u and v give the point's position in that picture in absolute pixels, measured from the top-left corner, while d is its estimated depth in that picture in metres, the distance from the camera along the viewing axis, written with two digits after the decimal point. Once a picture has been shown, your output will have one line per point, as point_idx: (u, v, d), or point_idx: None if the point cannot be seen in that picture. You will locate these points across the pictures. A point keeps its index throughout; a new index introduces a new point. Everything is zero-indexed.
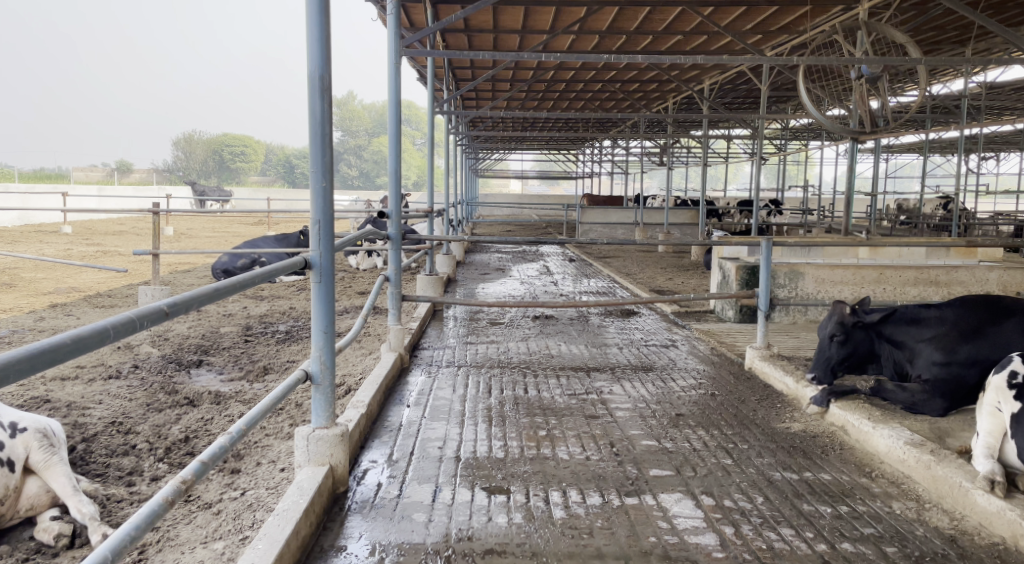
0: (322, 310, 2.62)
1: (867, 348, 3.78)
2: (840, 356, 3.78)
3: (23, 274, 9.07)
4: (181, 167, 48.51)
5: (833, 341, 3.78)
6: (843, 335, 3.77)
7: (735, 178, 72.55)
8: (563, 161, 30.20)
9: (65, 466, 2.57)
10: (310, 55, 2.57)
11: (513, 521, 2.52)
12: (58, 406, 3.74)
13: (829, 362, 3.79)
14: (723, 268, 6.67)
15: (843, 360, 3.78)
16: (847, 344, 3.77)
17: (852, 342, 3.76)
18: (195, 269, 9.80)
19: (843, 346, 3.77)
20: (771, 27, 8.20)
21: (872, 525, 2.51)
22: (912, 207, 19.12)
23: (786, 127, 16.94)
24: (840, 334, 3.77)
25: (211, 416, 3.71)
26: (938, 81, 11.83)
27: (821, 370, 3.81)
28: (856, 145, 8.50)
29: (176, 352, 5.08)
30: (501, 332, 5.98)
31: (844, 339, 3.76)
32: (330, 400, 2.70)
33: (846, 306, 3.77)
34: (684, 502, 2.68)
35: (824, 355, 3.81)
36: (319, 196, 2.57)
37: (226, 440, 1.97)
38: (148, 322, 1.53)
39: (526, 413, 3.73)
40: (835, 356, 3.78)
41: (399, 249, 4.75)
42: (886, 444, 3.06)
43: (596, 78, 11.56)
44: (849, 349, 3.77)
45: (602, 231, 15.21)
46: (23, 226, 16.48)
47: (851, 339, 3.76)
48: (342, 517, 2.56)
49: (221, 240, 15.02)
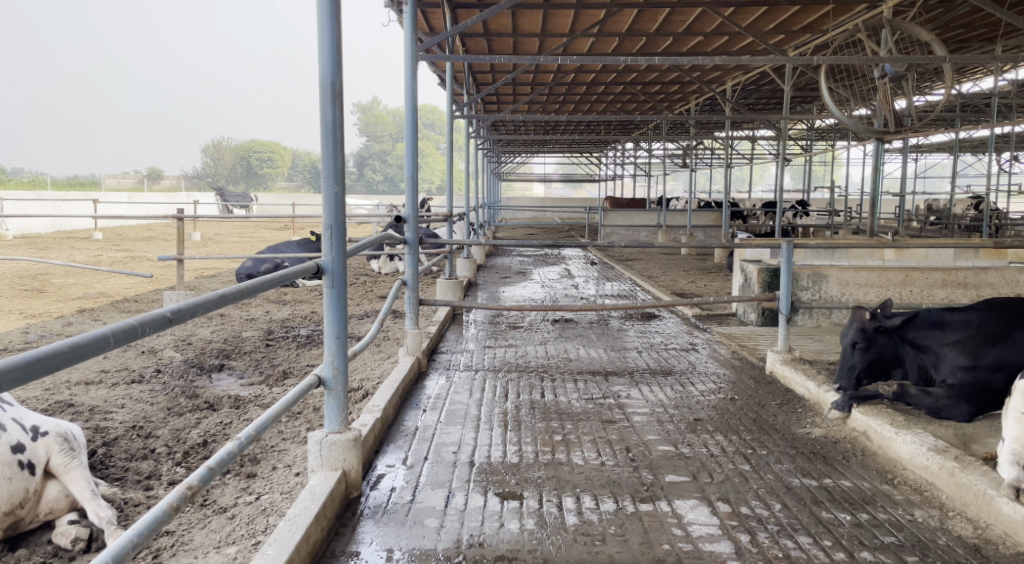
0: (335, 314, 2.63)
1: (892, 354, 3.67)
2: (864, 363, 3.66)
3: (54, 280, 9.24)
4: (209, 174, 49.17)
5: (855, 349, 3.67)
6: (865, 341, 3.66)
7: (760, 179, 71.86)
8: (587, 164, 30.15)
9: (84, 470, 2.61)
10: (322, 61, 2.58)
11: (525, 528, 2.50)
12: (81, 410, 3.79)
13: (854, 372, 3.66)
14: (745, 271, 6.59)
15: (868, 368, 3.66)
16: (871, 351, 3.66)
17: (876, 349, 3.66)
18: (220, 274, 9.92)
19: (867, 354, 3.66)
20: (794, 27, 8.10)
21: (893, 533, 2.45)
22: (942, 207, 18.77)
23: (812, 127, 16.73)
24: (862, 341, 3.66)
25: (230, 420, 3.73)
26: (967, 79, 11.61)
27: (846, 380, 3.68)
28: (881, 144, 8.36)
29: (199, 357, 5.13)
30: (520, 336, 5.96)
31: (866, 346, 3.65)
32: (343, 405, 2.71)
33: (866, 311, 3.68)
34: (700, 509, 2.64)
35: (848, 364, 3.69)
36: (331, 201, 2.58)
37: (234, 445, 1.97)
38: (152, 328, 1.54)
39: (542, 418, 3.71)
40: (860, 364, 3.66)
41: (416, 253, 4.75)
42: (909, 450, 2.99)
43: (617, 80, 11.51)
44: (874, 356, 3.66)
45: (625, 233, 15.15)
46: (55, 232, 16.81)
47: (874, 345, 3.66)
48: (354, 522, 2.56)
49: (246, 245, 15.19)
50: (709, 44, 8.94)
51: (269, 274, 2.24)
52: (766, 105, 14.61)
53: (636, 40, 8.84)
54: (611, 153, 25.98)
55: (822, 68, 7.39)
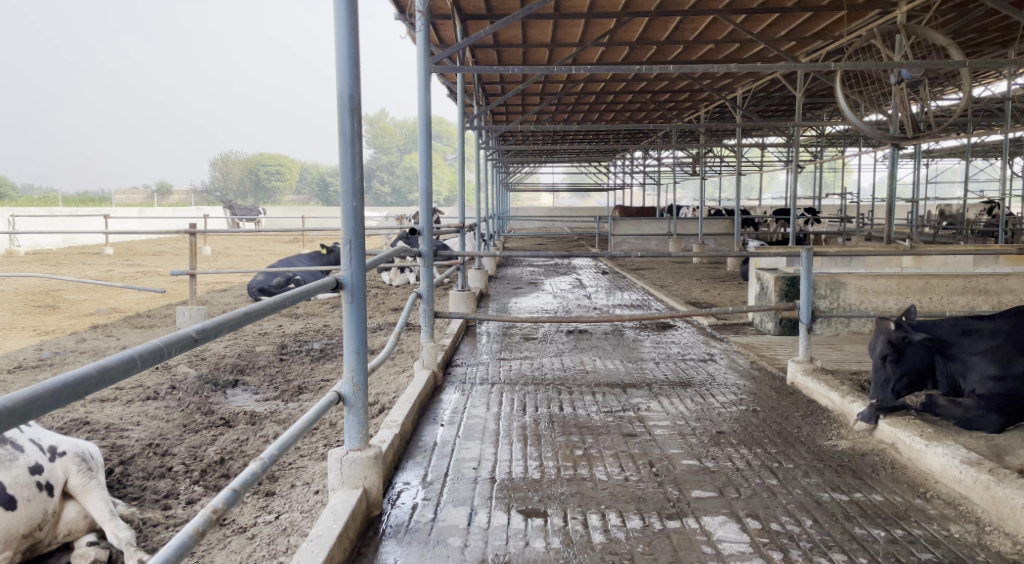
0: (355, 329, 2.59)
1: (924, 363, 3.59)
2: (899, 375, 3.57)
3: (67, 296, 9.25)
4: (219, 189, 49.44)
5: (886, 361, 3.59)
6: (895, 352, 3.59)
7: (769, 186, 71.77)
8: (595, 174, 30.14)
9: (103, 490, 2.58)
10: (339, 75, 2.55)
11: (551, 546, 2.45)
12: (97, 428, 3.77)
13: (889, 385, 3.56)
14: (761, 279, 6.52)
15: (903, 380, 3.57)
16: (902, 362, 3.58)
17: (908, 359, 3.58)
18: (231, 288, 9.91)
19: (899, 365, 3.58)
20: (805, 34, 8.07)
21: (929, 549, 2.38)
22: (955, 213, 18.61)
23: (823, 134, 16.66)
24: (892, 352, 3.58)
25: (246, 436, 3.70)
26: (979, 83, 11.57)
27: (883, 393, 3.57)
28: (897, 150, 8.27)
29: (213, 372, 5.11)
30: (535, 348, 5.91)
31: (897, 357, 3.57)
32: (363, 421, 2.66)
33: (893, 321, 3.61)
34: (729, 525, 2.58)
35: (881, 377, 3.59)
36: (350, 215, 2.54)
37: (257, 466, 1.92)
38: (178, 348, 1.50)
39: (562, 432, 3.65)
40: (895, 376, 3.57)
41: (431, 265, 4.70)
42: (941, 463, 2.92)
43: (628, 89, 11.50)
44: (907, 367, 3.58)
45: (636, 242, 15.08)
46: (67, 249, 16.91)
47: (905, 355, 3.58)
48: (376, 542, 2.51)
49: (256, 258, 15.22)
50: (719, 52, 8.90)
51: (291, 289, 2.20)
52: (776, 112, 14.56)
53: (647, 49, 8.81)
54: (619, 162, 25.94)
55: (836, 74, 7.35)
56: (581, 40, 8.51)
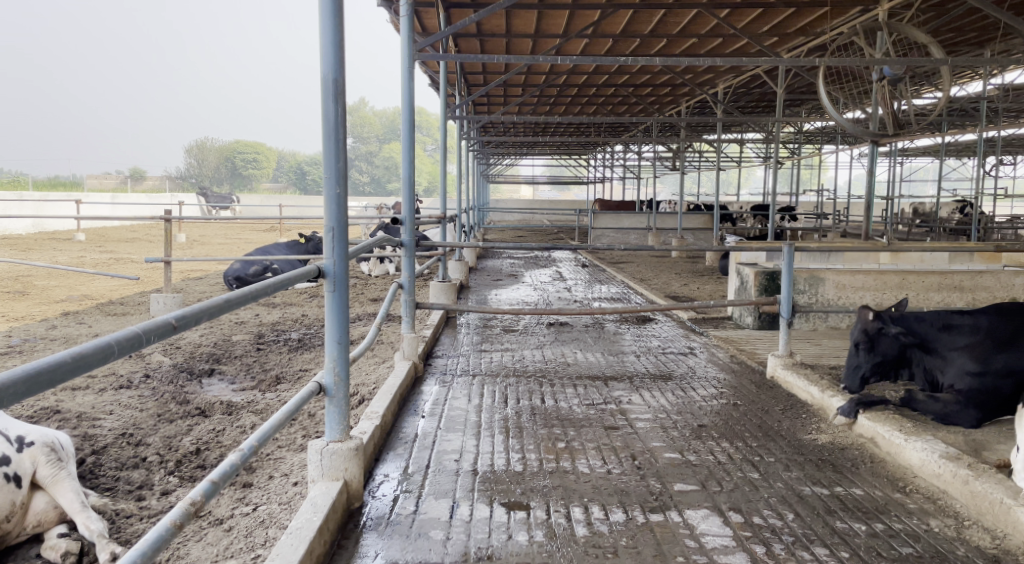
0: (336, 318, 2.54)
1: (900, 354, 3.72)
2: (870, 362, 3.73)
3: (37, 282, 9.04)
4: (194, 175, 48.81)
5: (859, 349, 3.74)
6: (868, 341, 3.73)
7: (746, 180, 72.34)
8: (576, 167, 30.15)
9: (73, 481, 2.51)
10: (323, 59, 2.49)
11: (534, 539, 2.42)
12: (69, 417, 3.68)
13: (858, 371, 3.73)
14: (740, 274, 6.56)
15: (874, 368, 3.72)
16: (875, 350, 3.73)
17: (882, 348, 3.71)
18: (206, 277, 9.76)
19: (872, 353, 3.72)
20: (787, 30, 8.11)
21: (910, 544, 2.40)
22: (928, 211, 18.86)
23: (801, 131, 16.79)
24: (865, 340, 3.73)
25: (223, 426, 3.64)
26: (956, 83, 11.71)
27: (852, 379, 3.75)
28: (876, 149, 8.21)
29: (188, 361, 5.02)
30: (516, 340, 5.88)
31: (870, 345, 3.72)
32: (344, 413, 2.62)
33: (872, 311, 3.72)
34: (712, 519, 2.58)
35: (853, 364, 3.76)
36: (333, 203, 2.50)
37: (237, 457, 1.88)
38: (157, 335, 1.45)
39: (543, 424, 3.64)
40: (865, 363, 3.73)
41: (412, 256, 4.64)
42: (920, 458, 2.94)
43: (610, 82, 11.50)
44: (880, 356, 3.72)
45: (615, 236, 15.10)
46: (36, 234, 16.57)
47: (878, 345, 3.72)
48: (356, 534, 2.48)
49: (232, 247, 15.01)
50: (702, 46, 8.91)
51: (273, 277, 2.15)
52: (756, 108, 14.63)
53: (630, 42, 8.82)
54: (599, 156, 25.99)
55: (819, 70, 7.37)
56: (565, 32, 8.45)
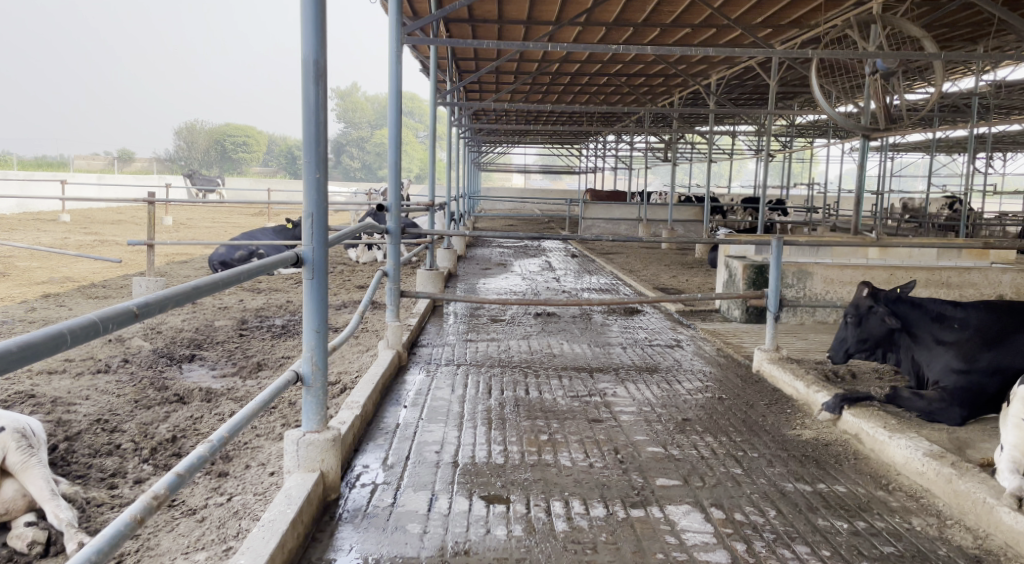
0: (314, 306, 2.48)
1: (887, 337, 3.76)
2: (855, 338, 3.82)
3: (18, 264, 8.91)
4: (183, 158, 48.41)
5: (847, 323, 3.83)
6: (857, 317, 3.80)
7: (738, 173, 72.49)
8: (568, 156, 30.09)
9: (44, 468, 2.44)
10: (304, 40, 2.42)
11: (513, 534, 2.39)
12: (43, 402, 3.61)
13: (843, 345, 3.85)
14: (729, 267, 6.53)
15: (858, 344, 3.81)
16: (863, 327, 3.80)
17: (870, 325, 3.78)
18: (191, 261, 9.64)
19: (859, 329, 3.80)
20: (782, 21, 8.05)
21: (892, 543, 2.37)
22: (917, 206, 18.90)
23: (794, 124, 16.77)
24: (853, 315, 3.81)
25: (201, 414, 3.58)
26: (948, 79, 11.71)
27: (836, 350, 3.87)
28: (866, 144, 8.18)
29: (168, 346, 4.94)
30: (502, 330, 5.83)
31: (857, 321, 3.79)
32: (321, 402, 2.56)
33: (866, 288, 3.77)
34: (693, 515, 2.54)
35: (840, 336, 3.87)
36: (313, 187, 2.43)
37: (204, 449, 1.82)
38: (116, 323, 1.38)
39: (526, 416, 3.59)
40: (851, 337, 3.82)
41: (398, 243, 4.57)
42: (904, 455, 2.92)
43: (602, 71, 11.42)
44: (868, 333, 3.79)
45: (605, 226, 15.05)
46: (21, 214, 16.42)
47: (866, 322, 3.78)
48: (332, 527, 2.43)
49: (219, 231, 14.87)
50: (696, 37, 8.86)
51: (246, 263, 2.09)
52: (748, 100, 14.60)
53: (623, 30, 8.75)
54: (591, 146, 25.90)
55: (811, 63, 7.32)
56: (558, 19, 8.36)
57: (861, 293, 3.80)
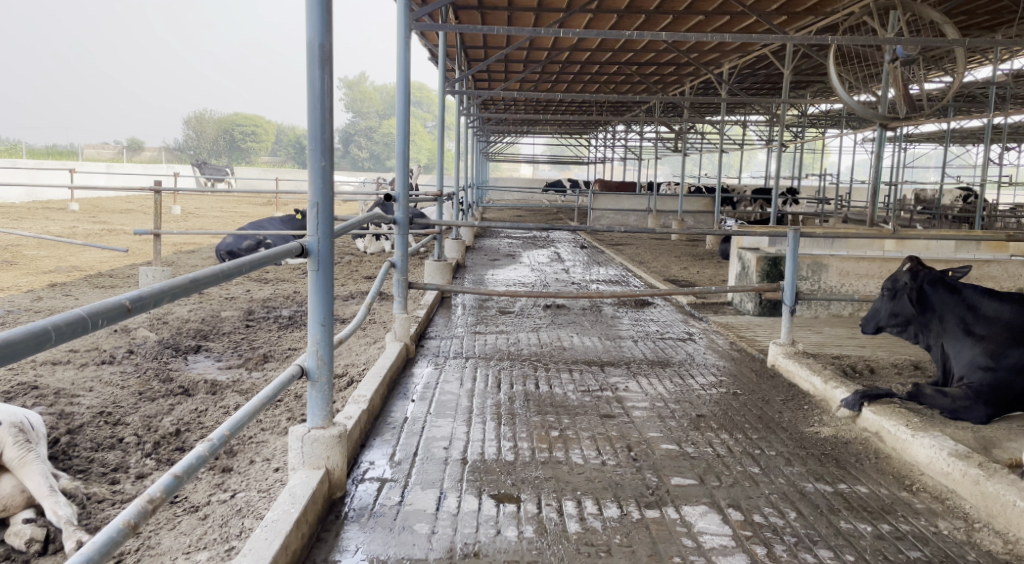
0: (320, 299, 2.40)
1: (918, 316, 3.67)
2: (888, 311, 3.75)
3: (25, 252, 8.88)
4: (192, 147, 48.58)
5: (883, 295, 3.77)
6: (893, 290, 3.72)
7: (746, 162, 72.29)
8: (579, 146, 29.95)
9: (43, 464, 2.37)
10: (309, 23, 2.33)
11: (523, 536, 2.31)
12: (46, 393, 3.55)
13: (876, 316, 3.79)
14: (742, 258, 6.42)
15: (891, 318, 3.75)
16: (898, 301, 3.72)
17: (905, 302, 3.69)
18: (199, 250, 9.59)
19: (894, 303, 3.73)
20: (796, 9, 7.90)
21: (918, 547, 2.28)
22: (930, 198, 18.66)
23: (806, 114, 16.58)
24: (891, 288, 3.73)
25: (205, 407, 3.51)
26: (966, 67, 11.49)
27: (868, 321, 3.82)
28: (884, 135, 8.01)
29: (175, 337, 4.88)
30: (510, 322, 5.75)
31: (893, 294, 3.72)
32: (327, 398, 2.48)
33: (908, 262, 3.65)
34: (711, 516, 2.46)
35: (875, 308, 3.80)
36: (318, 176, 2.34)
37: (204, 448, 1.74)
38: (106, 319, 1.30)
39: (537, 411, 3.51)
40: (884, 310, 3.76)
41: (406, 234, 4.46)
42: (928, 455, 2.82)
43: (613, 60, 11.30)
44: (902, 309, 3.72)
45: (614, 217, 14.94)
46: (31, 203, 16.46)
47: (901, 297, 3.69)
48: (337, 527, 2.36)
49: (228, 220, 14.84)
50: (708, 24, 8.72)
51: (248, 255, 2.01)
52: (760, 89, 14.43)
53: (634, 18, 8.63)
54: (601, 136, 25.75)
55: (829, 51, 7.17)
56: (569, 6, 8.19)
57: (903, 268, 3.70)
